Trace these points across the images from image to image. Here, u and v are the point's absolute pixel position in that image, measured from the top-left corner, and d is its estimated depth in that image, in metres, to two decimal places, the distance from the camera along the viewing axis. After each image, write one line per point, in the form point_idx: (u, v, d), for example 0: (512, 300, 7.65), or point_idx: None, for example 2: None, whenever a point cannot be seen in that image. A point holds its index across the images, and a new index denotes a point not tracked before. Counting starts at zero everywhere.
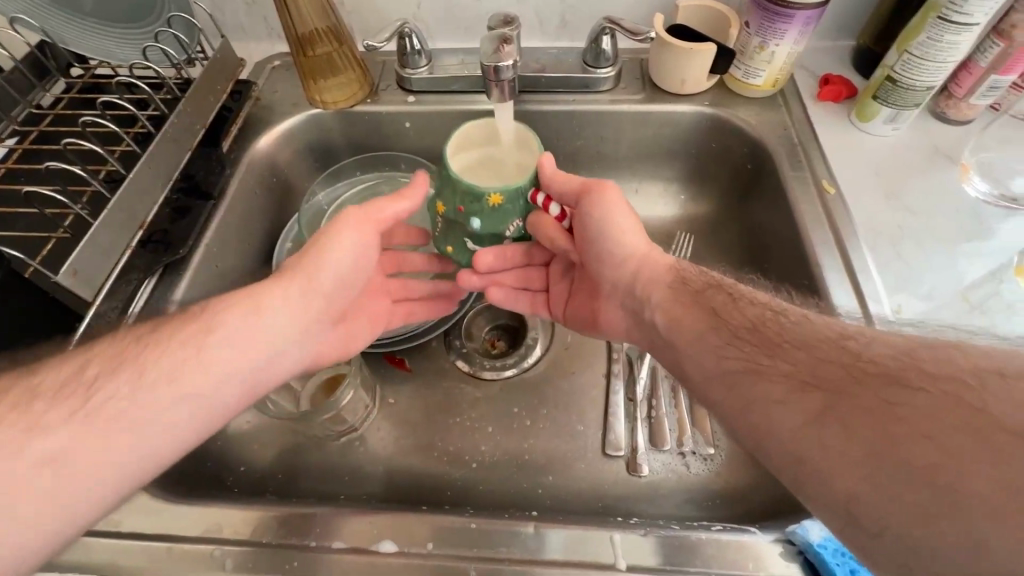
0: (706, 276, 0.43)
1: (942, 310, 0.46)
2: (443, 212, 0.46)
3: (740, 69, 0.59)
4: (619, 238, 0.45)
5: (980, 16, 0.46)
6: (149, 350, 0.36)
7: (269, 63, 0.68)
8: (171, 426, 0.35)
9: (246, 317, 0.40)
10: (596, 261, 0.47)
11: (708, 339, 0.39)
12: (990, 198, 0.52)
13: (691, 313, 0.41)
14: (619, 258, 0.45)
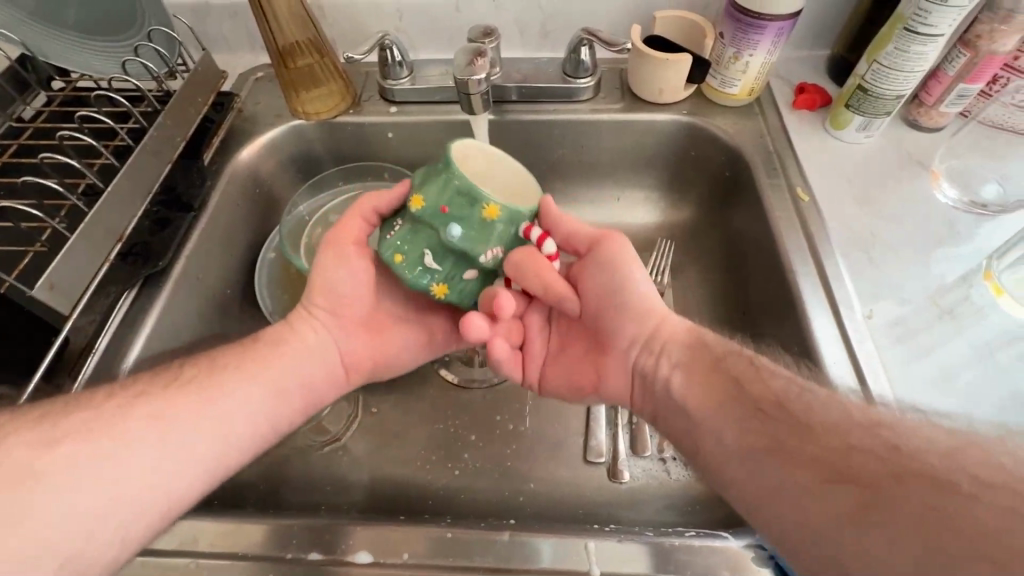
0: (725, 343, 0.41)
1: (912, 316, 0.47)
2: (417, 208, 0.38)
3: (716, 79, 0.60)
4: (632, 287, 0.43)
5: (944, 28, 0.47)
6: (168, 395, 0.38)
7: (252, 73, 0.68)
8: (175, 463, 0.36)
9: (262, 365, 0.43)
10: (613, 312, 0.44)
11: (731, 413, 0.36)
12: (960, 205, 0.53)
13: (713, 383, 0.38)
14: (632, 312, 0.43)
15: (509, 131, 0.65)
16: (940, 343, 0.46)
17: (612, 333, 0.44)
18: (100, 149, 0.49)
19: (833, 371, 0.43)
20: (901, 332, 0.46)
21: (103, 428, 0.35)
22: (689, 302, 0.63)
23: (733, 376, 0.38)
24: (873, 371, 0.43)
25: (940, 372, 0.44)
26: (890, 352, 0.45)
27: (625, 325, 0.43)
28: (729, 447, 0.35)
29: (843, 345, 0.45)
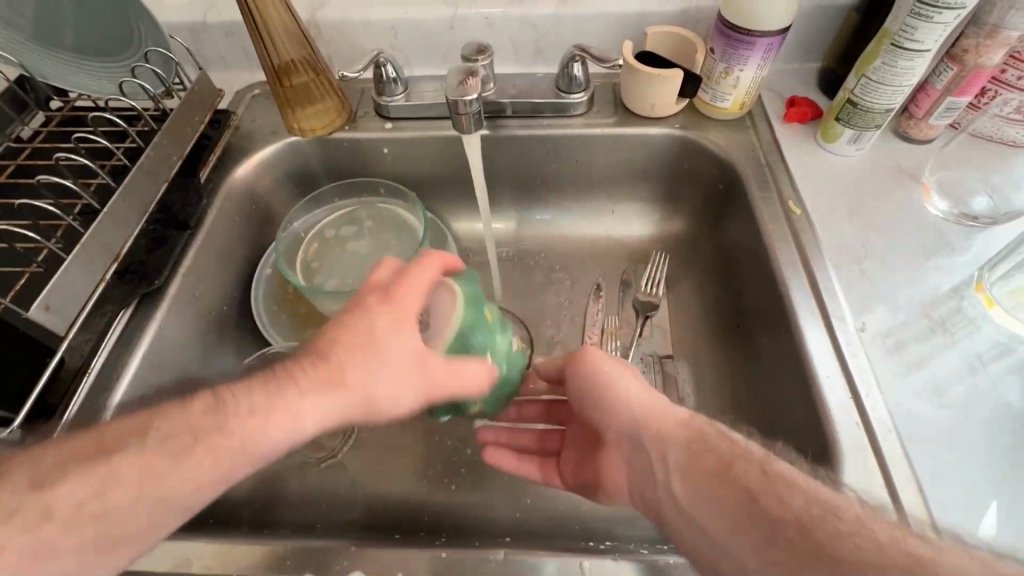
0: (729, 442, 0.38)
1: (904, 328, 0.47)
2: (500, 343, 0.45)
3: (708, 93, 0.61)
4: (613, 387, 0.43)
5: (930, 43, 0.48)
6: (157, 422, 0.34)
7: (249, 90, 0.69)
8: (165, 496, 0.33)
9: (262, 395, 0.35)
10: (592, 408, 0.45)
11: (719, 516, 0.35)
12: (951, 217, 0.54)
13: (699, 486, 0.37)
14: (612, 409, 0.43)
15: (503, 146, 0.65)
16: (932, 356, 0.46)
17: (605, 430, 0.45)
18: (96, 169, 0.49)
19: (826, 385, 0.44)
20: (893, 344, 0.46)
21: (96, 453, 0.32)
22: (685, 314, 0.64)
23: (742, 483, 0.35)
24: (865, 384, 0.43)
25: (933, 386, 0.44)
26: (883, 366, 0.45)
27: (605, 422, 0.44)
28: (707, 534, 0.36)
29: (836, 358, 0.45)
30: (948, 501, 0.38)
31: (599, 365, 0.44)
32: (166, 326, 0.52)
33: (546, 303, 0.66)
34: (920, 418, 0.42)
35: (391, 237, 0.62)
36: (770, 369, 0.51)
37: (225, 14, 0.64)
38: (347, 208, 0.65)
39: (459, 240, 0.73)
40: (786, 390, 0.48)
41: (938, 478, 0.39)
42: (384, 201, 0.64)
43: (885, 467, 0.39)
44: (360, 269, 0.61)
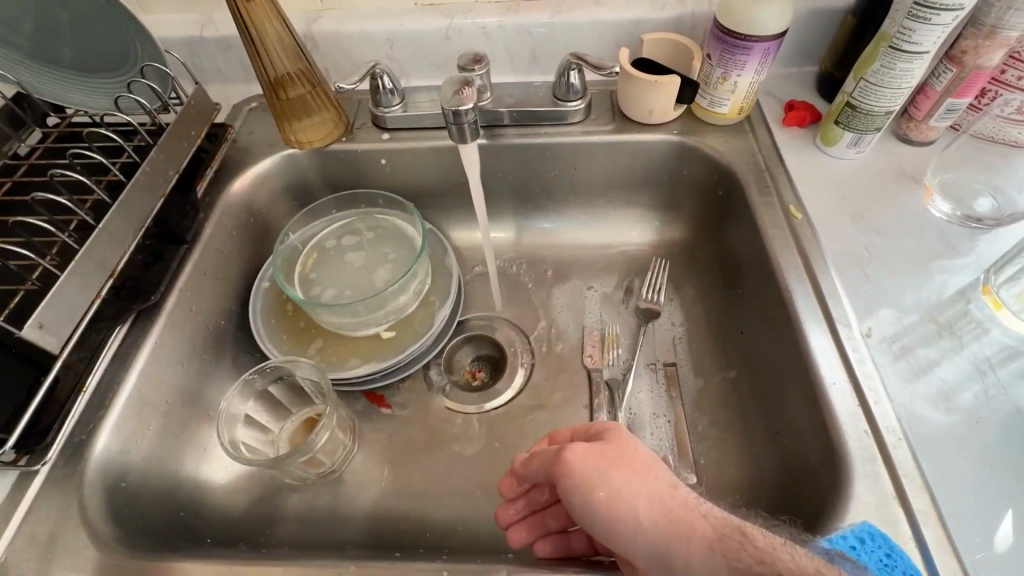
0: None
1: (911, 333, 0.46)
2: None
3: (705, 99, 0.60)
4: (617, 504, 0.36)
5: (929, 45, 0.47)
6: None
7: (246, 104, 0.69)
8: None
9: None
10: (605, 535, 0.37)
11: None
12: (955, 219, 0.53)
13: None
14: (629, 535, 0.36)
15: (501, 155, 0.65)
16: (939, 360, 0.45)
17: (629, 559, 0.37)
18: (92, 186, 0.49)
19: (833, 393, 0.43)
20: (899, 349, 0.45)
21: None
22: (688, 322, 0.63)
23: None
24: (873, 390, 0.42)
25: (940, 391, 0.43)
26: (890, 372, 0.44)
27: (617, 543, 0.36)
28: None
29: (843, 366, 0.44)
30: (960, 509, 0.37)
31: (592, 480, 0.37)
32: (163, 342, 0.51)
33: (546, 313, 0.66)
34: (930, 425, 0.41)
35: (390, 248, 0.62)
36: (776, 378, 0.50)
37: (222, 29, 0.65)
38: (345, 219, 0.64)
39: (457, 249, 0.72)
40: (792, 399, 0.47)
41: (950, 488, 0.38)
42: (382, 212, 0.64)
43: (895, 475, 0.38)
44: (359, 281, 0.60)
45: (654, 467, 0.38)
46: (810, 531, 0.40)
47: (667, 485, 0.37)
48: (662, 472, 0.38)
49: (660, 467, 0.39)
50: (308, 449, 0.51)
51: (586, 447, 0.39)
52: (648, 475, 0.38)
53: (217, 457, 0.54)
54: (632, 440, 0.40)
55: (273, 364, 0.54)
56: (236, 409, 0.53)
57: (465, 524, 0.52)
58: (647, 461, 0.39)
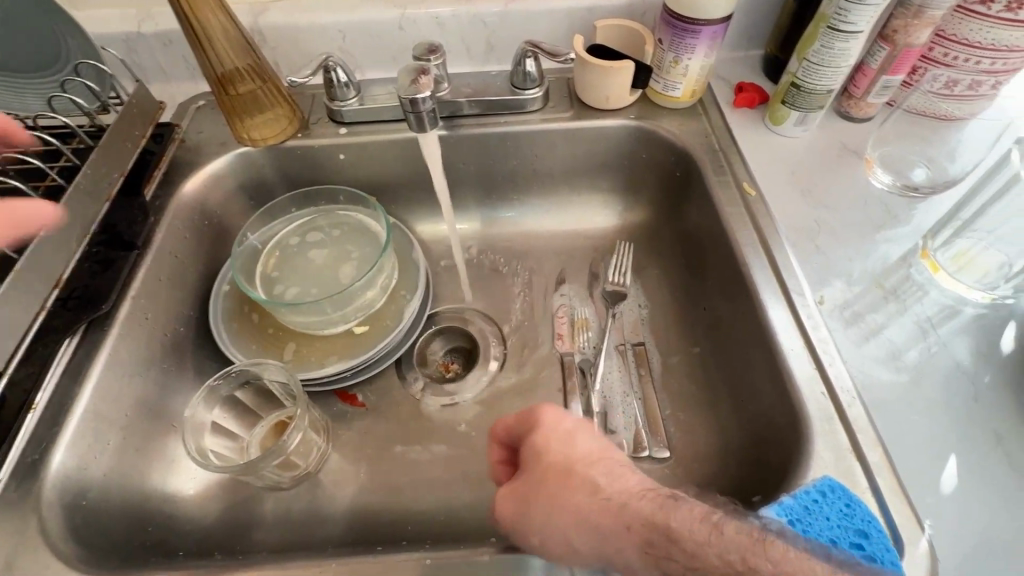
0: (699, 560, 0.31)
1: (859, 298, 0.49)
2: None
3: (659, 83, 0.62)
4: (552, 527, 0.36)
5: (863, 24, 0.50)
6: None
7: (193, 103, 0.66)
8: None
9: None
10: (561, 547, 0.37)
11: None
12: (894, 189, 0.56)
13: None
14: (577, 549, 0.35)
15: (462, 145, 0.65)
16: (885, 322, 0.48)
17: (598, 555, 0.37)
18: (28, 192, 0.46)
19: (790, 358, 0.45)
20: (850, 315, 0.48)
21: None
22: (654, 302, 0.64)
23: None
24: (827, 353, 0.45)
25: (887, 352, 0.46)
26: (841, 335, 0.47)
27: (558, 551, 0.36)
28: None
29: (798, 333, 0.46)
30: (909, 460, 0.40)
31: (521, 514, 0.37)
32: (118, 353, 0.49)
33: (516, 301, 0.66)
34: (878, 383, 0.44)
35: (354, 245, 0.61)
36: (738, 349, 0.52)
37: (161, 24, 0.62)
38: (306, 217, 0.63)
39: (423, 242, 0.72)
40: (754, 368, 0.49)
41: (900, 438, 0.41)
42: (344, 209, 0.63)
43: (850, 430, 0.41)
44: (324, 279, 0.59)
45: (572, 466, 0.37)
46: (776, 489, 0.42)
47: (588, 481, 0.36)
48: (584, 466, 0.37)
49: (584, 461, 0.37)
50: (281, 450, 0.50)
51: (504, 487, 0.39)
52: (567, 479, 0.37)
53: (186, 468, 0.52)
54: (550, 440, 0.39)
55: (239, 367, 0.52)
56: (203, 417, 0.51)
57: (446, 513, 0.52)
58: (568, 460, 0.38)
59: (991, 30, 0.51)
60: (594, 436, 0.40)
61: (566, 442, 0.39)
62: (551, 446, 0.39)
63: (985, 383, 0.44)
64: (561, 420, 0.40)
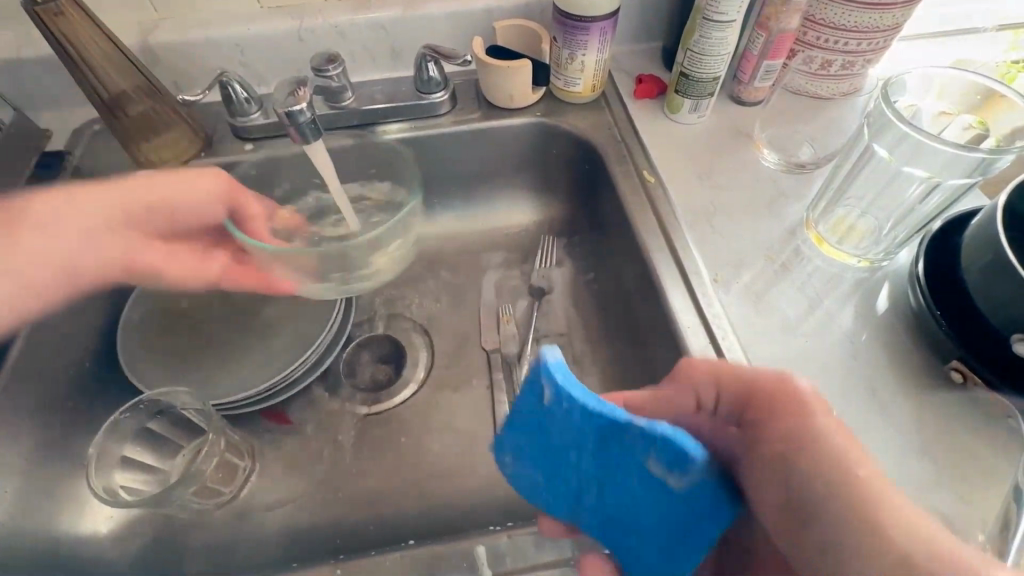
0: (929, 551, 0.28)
1: (752, 271, 0.52)
2: None
3: (559, 80, 0.63)
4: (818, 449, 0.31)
5: (734, 14, 0.53)
6: None
7: (88, 127, 0.63)
8: None
9: None
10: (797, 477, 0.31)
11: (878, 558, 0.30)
12: (782, 165, 0.60)
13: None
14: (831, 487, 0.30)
15: (374, 153, 0.64)
16: (777, 294, 0.50)
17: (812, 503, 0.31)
18: None
19: (688, 335, 0.47)
20: (744, 290, 0.51)
21: None
22: (579, 293, 0.66)
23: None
24: (720, 328, 0.47)
25: (778, 321, 0.49)
26: (736, 309, 0.49)
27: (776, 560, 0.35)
28: None
29: (695, 312, 0.49)
30: None
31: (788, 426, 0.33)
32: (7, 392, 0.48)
33: (443, 305, 0.66)
34: (771, 350, 0.47)
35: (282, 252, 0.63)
36: (648, 334, 0.54)
37: (43, 50, 0.59)
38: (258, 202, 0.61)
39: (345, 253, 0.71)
40: (662, 350, 0.51)
41: None
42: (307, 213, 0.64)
43: None
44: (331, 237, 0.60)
45: (837, 503, 0.30)
46: None
47: (856, 520, 0.29)
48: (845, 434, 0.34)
49: (857, 492, 0.30)
50: (197, 477, 0.50)
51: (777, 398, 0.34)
52: (845, 518, 0.30)
53: (99, 509, 0.51)
54: None
55: (148, 399, 0.51)
56: (112, 451, 0.50)
57: (375, 522, 0.52)
58: (834, 479, 0.30)
59: (851, 14, 0.55)
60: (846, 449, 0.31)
61: (817, 462, 0.31)
62: (785, 488, 0.32)
63: (863, 341, 0.47)
64: (799, 434, 0.32)
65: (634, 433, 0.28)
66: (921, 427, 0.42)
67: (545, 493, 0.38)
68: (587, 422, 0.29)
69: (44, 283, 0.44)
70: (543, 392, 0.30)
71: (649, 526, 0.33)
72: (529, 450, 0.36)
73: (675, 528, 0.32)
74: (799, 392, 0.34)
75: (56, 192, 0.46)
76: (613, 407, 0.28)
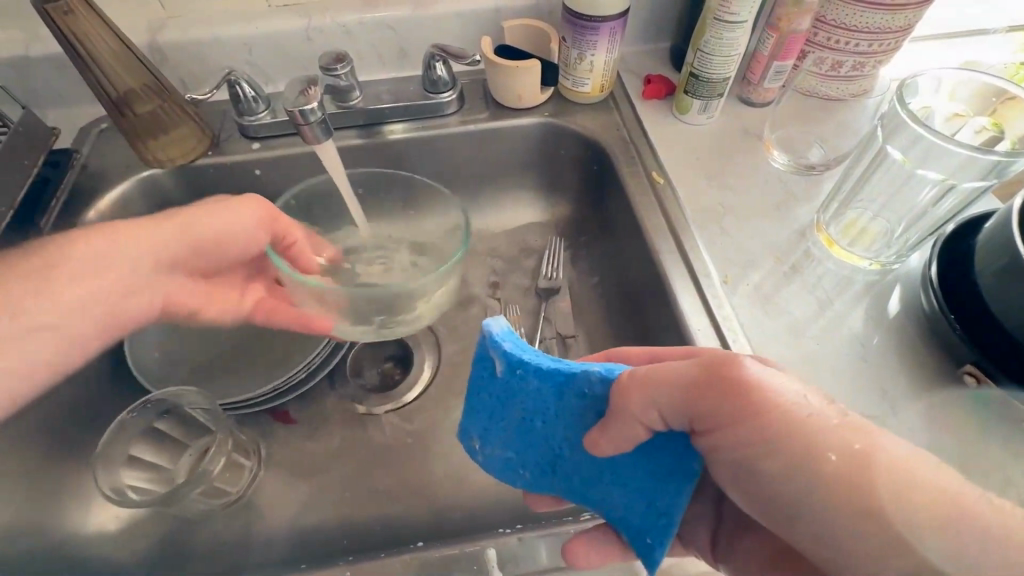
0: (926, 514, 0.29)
1: (761, 273, 0.52)
2: None
3: (568, 80, 0.63)
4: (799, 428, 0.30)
5: (745, 14, 0.52)
6: None
7: (96, 125, 0.63)
8: None
9: None
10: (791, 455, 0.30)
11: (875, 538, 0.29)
12: (792, 166, 0.59)
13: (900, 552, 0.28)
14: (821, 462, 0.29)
15: (382, 153, 0.64)
16: (787, 296, 0.50)
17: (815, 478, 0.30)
18: None
19: (698, 337, 0.47)
20: (754, 291, 0.50)
21: None
22: (586, 293, 0.65)
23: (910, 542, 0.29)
24: (731, 329, 0.47)
25: (789, 323, 0.48)
26: (746, 310, 0.49)
27: None
28: None
29: (706, 314, 0.48)
30: None
31: (755, 410, 0.30)
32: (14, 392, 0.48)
33: (450, 305, 0.66)
34: (781, 353, 0.46)
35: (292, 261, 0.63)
36: (657, 336, 0.53)
37: (50, 48, 0.59)
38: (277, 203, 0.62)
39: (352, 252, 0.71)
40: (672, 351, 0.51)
41: None
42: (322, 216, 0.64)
43: None
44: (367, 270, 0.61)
45: (830, 490, 0.29)
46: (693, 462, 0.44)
47: (856, 502, 0.29)
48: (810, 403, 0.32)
49: (845, 472, 0.29)
50: (204, 477, 0.49)
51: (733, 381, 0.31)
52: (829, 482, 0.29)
53: (106, 508, 0.50)
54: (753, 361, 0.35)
55: (155, 398, 0.51)
56: (118, 451, 0.50)
57: (383, 522, 0.51)
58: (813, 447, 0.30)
59: (863, 14, 0.54)
60: (818, 427, 0.30)
61: (795, 456, 0.30)
62: (774, 481, 0.31)
63: (874, 344, 0.47)
64: (771, 429, 0.30)
65: (577, 375, 0.34)
66: (934, 430, 0.42)
67: (521, 474, 0.40)
68: (544, 380, 0.35)
69: (85, 336, 0.44)
70: (496, 365, 0.35)
71: (635, 467, 0.36)
72: (495, 429, 0.38)
73: (654, 462, 0.36)
74: (745, 384, 0.31)
75: (101, 234, 0.45)
76: (556, 361, 0.35)
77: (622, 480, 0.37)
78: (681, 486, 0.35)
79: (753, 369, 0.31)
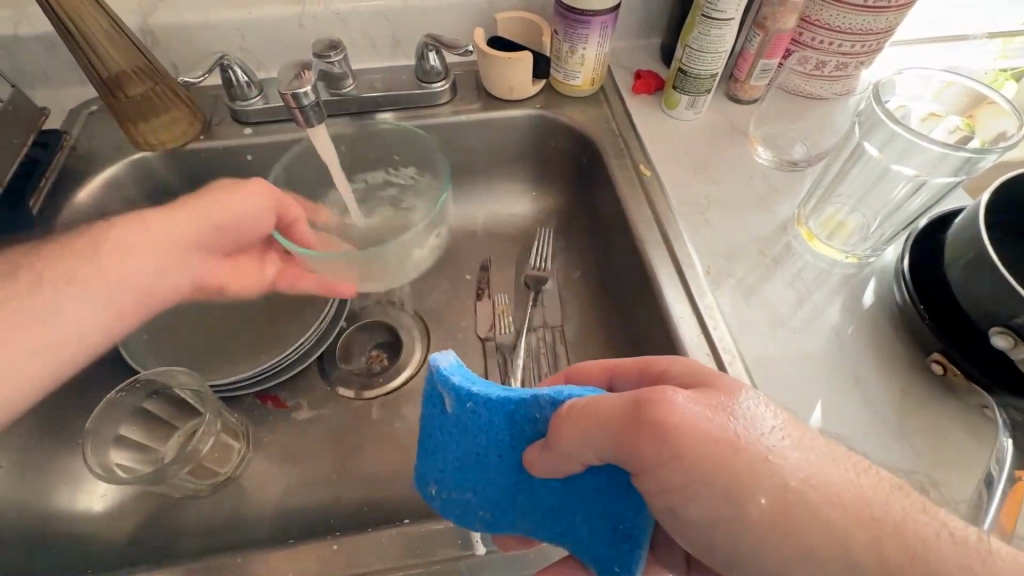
0: (899, 520, 0.29)
1: (741, 263, 0.53)
2: None
3: (560, 72, 0.64)
4: (747, 463, 0.29)
5: (732, 12, 0.54)
6: None
7: (86, 107, 0.63)
8: None
9: None
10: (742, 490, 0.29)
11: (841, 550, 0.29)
12: (775, 163, 0.61)
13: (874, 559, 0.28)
14: (771, 497, 0.29)
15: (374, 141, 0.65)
16: (768, 287, 0.52)
17: (759, 513, 0.29)
18: None
19: (680, 323, 0.48)
20: (734, 282, 0.52)
21: None
22: (575, 283, 0.66)
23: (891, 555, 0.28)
24: (711, 318, 0.48)
25: (770, 315, 0.50)
26: (727, 302, 0.50)
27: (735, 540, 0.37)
28: None
29: (688, 304, 0.50)
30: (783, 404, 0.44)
31: (698, 446, 0.29)
32: None
33: (438, 293, 0.67)
34: (761, 346, 0.48)
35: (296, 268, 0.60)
36: (641, 324, 0.55)
37: (40, 26, 0.58)
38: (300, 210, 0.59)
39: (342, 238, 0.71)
40: (656, 340, 0.52)
41: (775, 389, 0.45)
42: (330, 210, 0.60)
43: None
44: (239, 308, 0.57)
45: (774, 530, 0.29)
46: None
47: (799, 544, 0.29)
48: None
49: (781, 513, 0.29)
50: (192, 457, 0.49)
51: (671, 414, 0.30)
52: (784, 514, 0.29)
53: (93, 486, 0.51)
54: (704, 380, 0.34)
55: (144, 378, 0.51)
56: (105, 431, 0.49)
57: (370, 503, 0.52)
58: (761, 482, 0.29)
59: (846, 16, 0.56)
60: (757, 463, 0.29)
61: (744, 490, 0.29)
62: (716, 520, 0.31)
63: (848, 334, 0.48)
64: (707, 469, 0.29)
65: (526, 401, 0.34)
66: (903, 422, 0.44)
67: (479, 515, 0.39)
68: (493, 411, 0.35)
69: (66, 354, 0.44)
70: (445, 401, 0.35)
71: (587, 497, 0.36)
72: (451, 471, 0.38)
73: (610, 485, 0.35)
74: (675, 422, 0.30)
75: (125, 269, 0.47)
76: (507, 390, 0.35)
77: (584, 505, 0.37)
78: (639, 508, 0.34)
79: (683, 405, 0.30)
